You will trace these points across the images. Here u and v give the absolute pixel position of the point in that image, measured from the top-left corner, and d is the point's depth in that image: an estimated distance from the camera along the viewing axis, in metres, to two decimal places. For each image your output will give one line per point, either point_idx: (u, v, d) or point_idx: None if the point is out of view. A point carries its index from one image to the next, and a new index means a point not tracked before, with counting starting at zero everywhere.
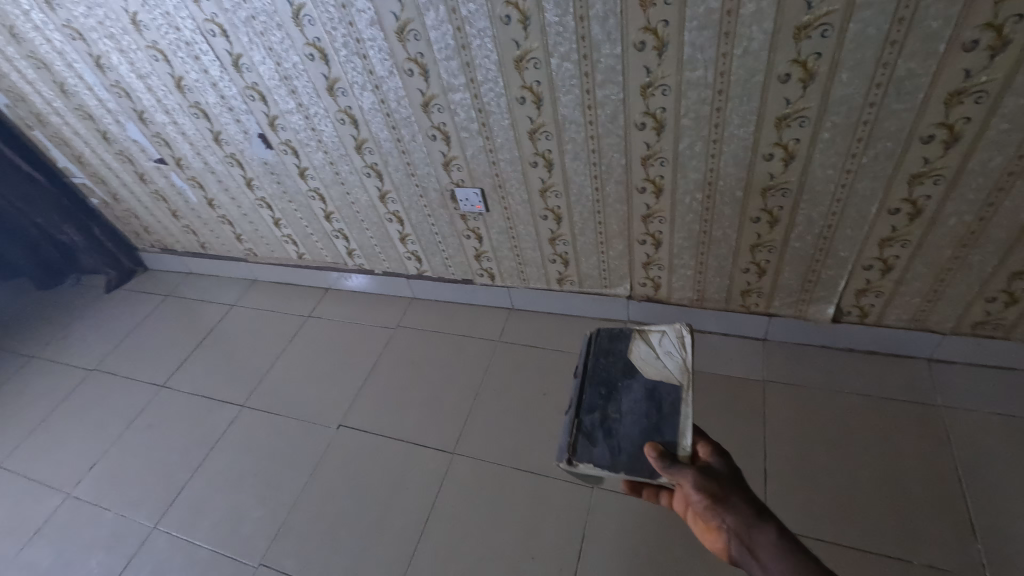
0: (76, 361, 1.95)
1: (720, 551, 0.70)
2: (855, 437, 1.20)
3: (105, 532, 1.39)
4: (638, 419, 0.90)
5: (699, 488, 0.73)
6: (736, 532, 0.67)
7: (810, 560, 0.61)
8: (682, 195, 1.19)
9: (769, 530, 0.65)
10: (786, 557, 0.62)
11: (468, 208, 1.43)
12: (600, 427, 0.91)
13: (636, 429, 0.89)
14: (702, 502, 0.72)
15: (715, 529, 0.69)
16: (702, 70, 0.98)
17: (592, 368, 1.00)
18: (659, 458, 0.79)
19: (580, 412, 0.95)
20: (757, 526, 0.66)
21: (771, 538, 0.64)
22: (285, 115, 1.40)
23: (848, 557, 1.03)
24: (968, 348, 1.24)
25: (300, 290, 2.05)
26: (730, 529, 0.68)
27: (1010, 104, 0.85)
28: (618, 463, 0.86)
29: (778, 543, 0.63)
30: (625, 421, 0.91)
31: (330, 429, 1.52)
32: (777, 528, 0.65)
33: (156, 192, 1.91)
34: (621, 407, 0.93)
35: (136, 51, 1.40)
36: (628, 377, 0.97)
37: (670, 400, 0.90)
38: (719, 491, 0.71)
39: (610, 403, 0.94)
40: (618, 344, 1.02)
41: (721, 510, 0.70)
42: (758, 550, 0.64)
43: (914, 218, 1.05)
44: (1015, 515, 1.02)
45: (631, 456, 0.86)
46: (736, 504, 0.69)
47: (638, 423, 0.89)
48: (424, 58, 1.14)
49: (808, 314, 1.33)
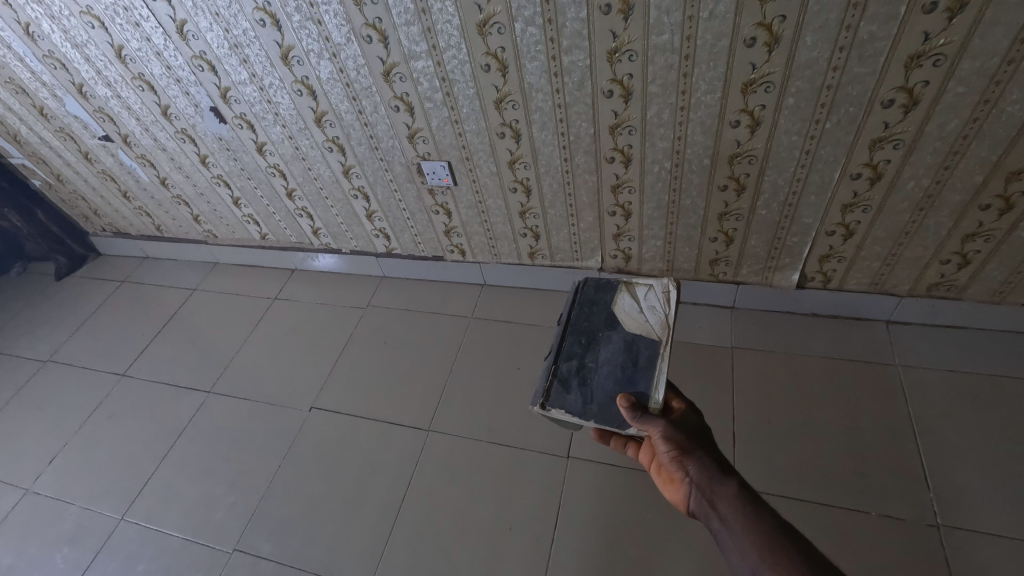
0: (27, 352, 1.85)
1: (680, 502, 0.72)
2: (818, 396, 1.25)
3: (69, 527, 1.35)
4: (613, 368, 0.91)
5: (667, 439, 0.75)
6: (697, 483, 0.69)
7: (765, 511, 0.63)
8: (651, 165, 1.18)
9: (729, 483, 0.67)
10: (742, 507, 0.64)
11: (436, 181, 1.40)
12: (576, 374, 0.93)
13: (611, 380, 0.90)
14: (667, 453, 0.74)
15: (677, 480, 0.72)
16: (669, 34, 0.96)
17: (575, 318, 1.02)
18: (629, 408, 0.81)
19: (558, 358, 0.97)
20: (718, 478, 0.68)
21: (731, 489, 0.66)
22: (238, 87, 1.32)
23: (809, 511, 1.08)
24: (923, 309, 1.29)
25: (265, 272, 1.99)
26: (691, 480, 0.70)
27: (966, 67, 0.87)
28: (589, 410, 0.88)
29: (736, 495, 0.65)
30: (601, 370, 0.92)
31: (302, 412, 1.49)
32: (738, 481, 0.67)
33: (103, 172, 1.80)
34: (598, 356, 0.95)
35: (69, 18, 1.30)
36: (608, 328, 0.98)
37: (647, 353, 0.91)
38: (686, 443, 0.73)
39: (588, 352, 0.96)
40: (603, 295, 1.04)
41: (685, 461, 0.72)
42: (716, 500, 0.66)
43: (875, 182, 1.07)
44: (963, 464, 1.08)
45: (602, 405, 0.88)
46: (700, 457, 0.71)
47: (613, 373, 0.91)
48: (382, 24, 1.09)
49: (773, 281, 1.36)
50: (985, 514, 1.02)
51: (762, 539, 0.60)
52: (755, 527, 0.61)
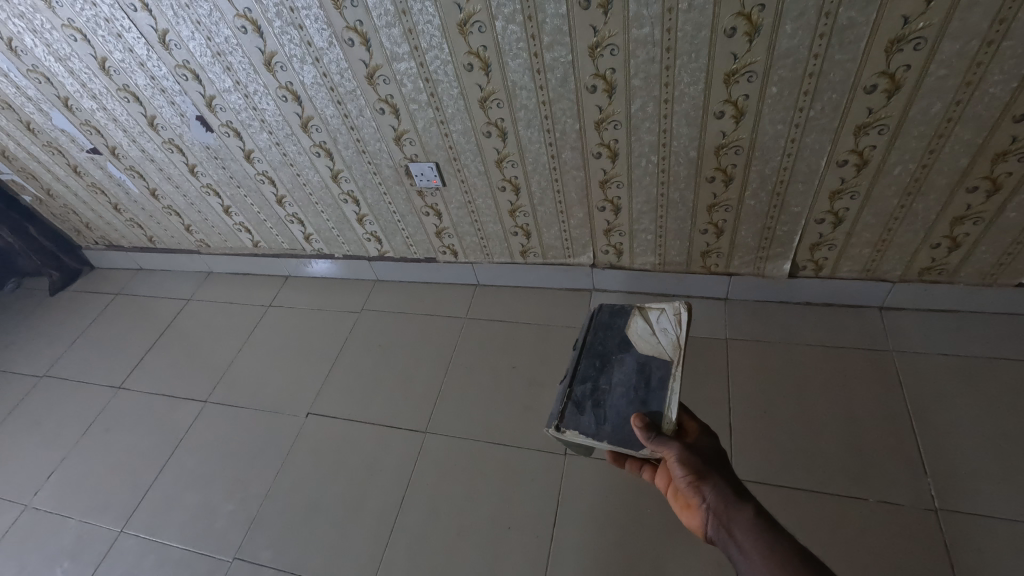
0: (22, 369, 1.85)
1: (698, 528, 0.71)
2: (815, 387, 1.24)
3: (69, 541, 1.34)
4: (626, 390, 0.91)
5: (683, 464, 0.74)
6: (714, 509, 0.68)
7: (784, 538, 0.60)
8: (637, 159, 1.18)
9: (746, 509, 0.66)
10: (759, 534, 0.62)
11: (424, 183, 1.39)
12: (590, 398, 0.93)
13: (624, 401, 0.90)
14: (684, 478, 0.73)
15: (694, 506, 0.71)
16: (649, 27, 0.96)
17: (590, 342, 1.02)
18: (644, 429, 0.80)
19: (573, 382, 0.97)
20: (735, 504, 0.67)
21: (748, 515, 0.65)
22: (222, 95, 1.32)
23: (809, 502, 1.07)
24: (916, 294, 1.29)
25: (259, 279, 1.98)
26: (708, 506, 0.69)
27: (947, 50, 0.87)
28: (603, 432, 0.88)
29: (753, 521, 0.64)
30: (615, 393, 0.92)
31: (299, 418, 1.49)
32: (754, 506, 0.66)
33: (92, 185, 1.80)
34: (612, 379, 0.94)
35: (51, 31, 1.30)
36: (622, 351, 0.98)
37: (659, 375, 0.91)
38: (701, 467, 0.72)
39: (602, 375, 0.96)
40: (617, 320, 1.04)
41: (702, 487, 0.71)
42: (733, 527, 0.65)
43: (861, 168, 1.07)
44: (962, 449, 1.08)
45: (615, 426, 0.88)
46: (716, 482, 0.70)
47: (627, 395, 0.90)
48: (363, 27, 1.09)
49: (766, 271, 1.36)
50: (984, 497, 1.02)
51: (781, 566, 0.57)
52: (772, 556, 0.59)
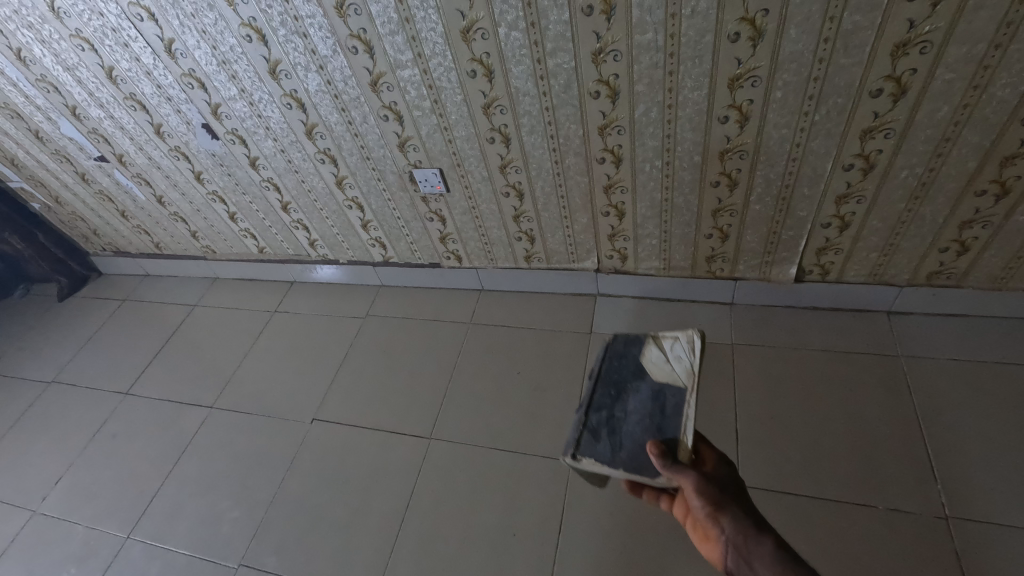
0: (31, 374, 1.86)
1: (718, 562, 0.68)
2: (822, 393, 1.23)
3: (76, 547, 1.35)
4: (642, 418, 0.89)
5: (700, 493, 0.71)
6: (733, 542, 0.65)
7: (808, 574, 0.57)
8: (641, 164, 1.18)
9: (766, 542, 0.63)
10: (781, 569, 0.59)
11: (428, 189, 1.40)
12: (605, 425, 0.92)
13: (639, 428, 0.88)
14: (702, 508, 0.70)
15: (713, 538, 0.68)
16: (653, 33, 0.96)
17: (605, 369, 1.00)
18: (659, 456, 0.77)
19: (588, 410, 0.95)
20: (755, 537, 0.64)
21: (769, 549, 0.62)
22: (228, 103, 1.33)
23: (817, 509, 1.06)
24: (924, 298, 1.28)
25: (264, 285, 1.99)
26: (727, 539, 0.66)
27: (953, 53, 0.86)
28: (619, 459, 0.86)
29: (775, 555, 0.61)
30: (631, 420, 0.90)
31: (304, 424, 1.49)
32: (774, 539, 0.63)
33: (100, 192, 1.81)
34: (627, 406, 0.92)
35: (59, 42, 1.31)
36: (637, 377, 0.96)
37: (674, 401, 0.88)
38: (719, 497, 0.70)
39: (618, 403, 0.94)
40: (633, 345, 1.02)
41: (720, 518, 0.68)
42: (754, 562, 0.62)
43: (868, 172, 1.06)
44: (973, 455, 1.07)
45: (631, 454, 0.86)
46: (735, 513, 0.67)
47: (642, 422, 0.88)
48: (367, 34, 1.09)
49: (772, 276, 1.35)
50: (996, 504, 1.00)
51: None
52: None
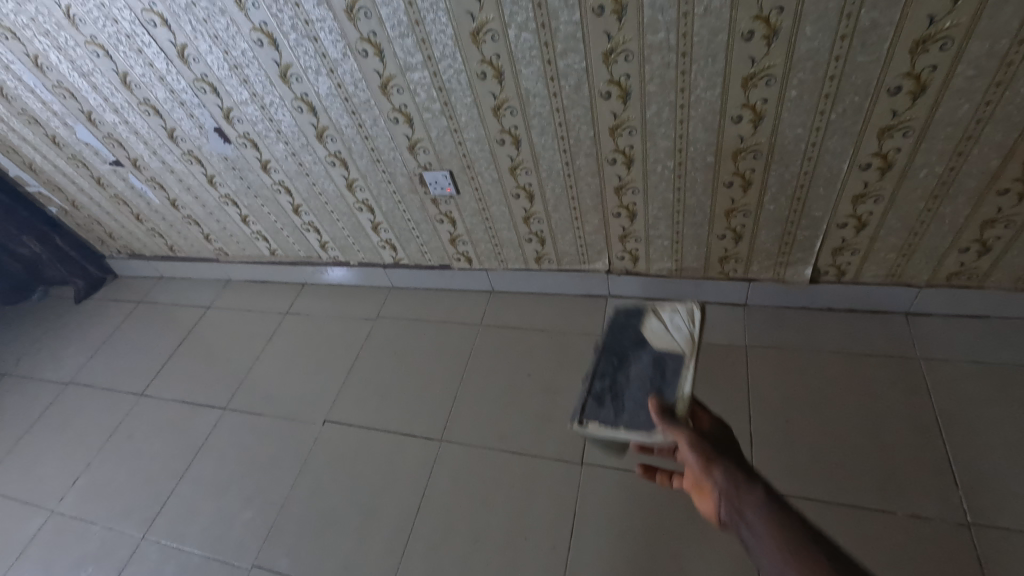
0: (49, 375, 1.89)
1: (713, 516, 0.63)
2: (838, 396, 1.21)
3: (93, 546, 1.37)
4: (642, 383, 0.90)
5: (692, 446, 0.69)
6: (724, 492, 0.61)
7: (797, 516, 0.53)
8: (653, 165, 1.17)
9: (757, 490, 0.59)
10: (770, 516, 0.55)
11: (438, 191, 1.39)
12: (607, 391, 0.93)
13: (641, 393, 0.89)
14: (694, 461, 0.68)
15: (706, 490, 0.64)
16: (665, 32, 0.95)
17: (607, 342, 1.01)
18: (658, 412, 0.78)
19: (592, 379, 0.96)
20: (745, 486, 0.60)
21: (759, 496, 0.58)
22: (239, 107, 1.34)
23: (833, 515, 1.04)
24: (944, 299, 1.25)
25: (276, 287, 2.01)
26: (720, 490, 0.62)
27: (975, 49, 0.84)
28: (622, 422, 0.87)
29: (764, 500, 0.57)
30: (632, 385, 0.91)
31: (316, 425, 1.50)
32: (766, 487, 0.59)
33: (115, 196, 1.84)
34: (629, 373, 0.93)
35: (75, 48, 1.33)
36: (638, 348, 0.96)
37: (674, 365, 0.89)
38: (711, 451, 0.67)
39: (620, 371, 0.95)
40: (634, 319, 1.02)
41: (711, 468, 0.64)
42: (743, 508, 0.58)
43: (886, 171, 1.04)
44: (995, 461, 1.04)
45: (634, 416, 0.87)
46: (727, 466, 0.64)
47: (643, 386, 0.89)
48: (377, 37, 1.09)
49: (786, 277, 1.33)
50: (1019, 511, 0.98)
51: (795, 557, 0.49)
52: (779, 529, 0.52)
